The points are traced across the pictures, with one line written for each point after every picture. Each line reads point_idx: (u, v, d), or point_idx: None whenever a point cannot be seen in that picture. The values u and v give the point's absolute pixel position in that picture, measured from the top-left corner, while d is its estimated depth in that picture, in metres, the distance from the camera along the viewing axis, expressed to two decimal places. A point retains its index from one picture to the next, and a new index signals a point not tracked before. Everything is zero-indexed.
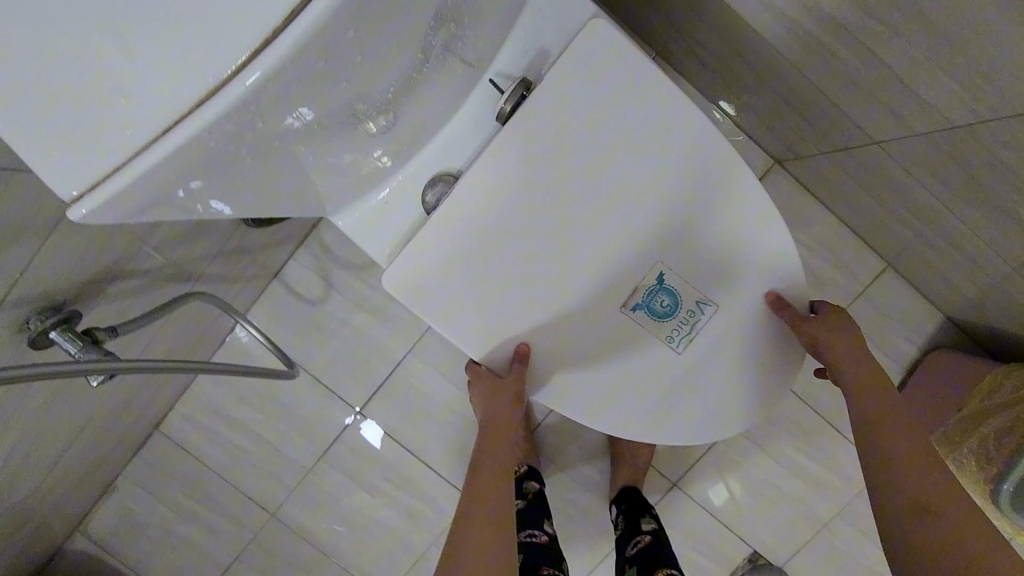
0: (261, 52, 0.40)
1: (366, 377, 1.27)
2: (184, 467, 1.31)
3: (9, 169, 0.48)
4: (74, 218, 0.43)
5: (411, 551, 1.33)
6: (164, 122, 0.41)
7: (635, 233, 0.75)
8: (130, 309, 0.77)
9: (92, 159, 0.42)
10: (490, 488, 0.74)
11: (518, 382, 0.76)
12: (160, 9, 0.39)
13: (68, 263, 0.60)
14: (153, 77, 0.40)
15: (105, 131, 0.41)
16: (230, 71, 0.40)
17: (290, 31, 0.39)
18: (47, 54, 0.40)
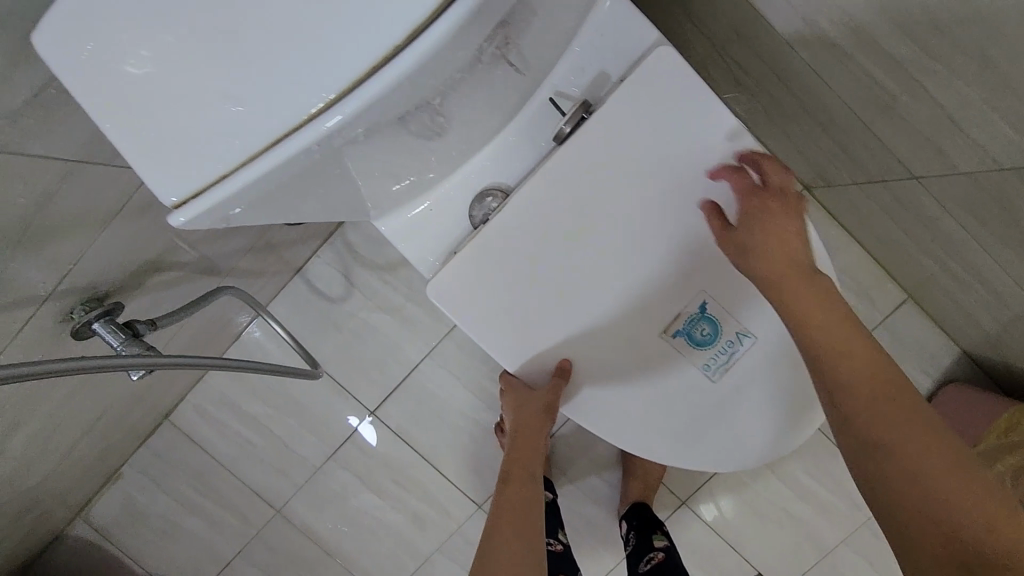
0: (359, 86, 0.45)
1: (381, 377, 1.26)
2: (191, 458, 1.30)
3: (73, 160, 0.50)
4: (175, 221, 0.49)
5: (414, 554, 1.31)
6: (267, 142, 0.46)
7: (678, 256, 0.75)
8: (164, 301, 0.76)
9: (200, 170, 0.47)
10: (519, 499, 0.74)
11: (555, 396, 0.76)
12: (278, 42, 0.44)
13: (115, 255, 0.60)
14: (263, 103, 0.45)
15: (216, 146, 0.47)
16: (328, 102, 0.45)
17: (386, 70, 0.44)
18: (170, 76, 0.45)
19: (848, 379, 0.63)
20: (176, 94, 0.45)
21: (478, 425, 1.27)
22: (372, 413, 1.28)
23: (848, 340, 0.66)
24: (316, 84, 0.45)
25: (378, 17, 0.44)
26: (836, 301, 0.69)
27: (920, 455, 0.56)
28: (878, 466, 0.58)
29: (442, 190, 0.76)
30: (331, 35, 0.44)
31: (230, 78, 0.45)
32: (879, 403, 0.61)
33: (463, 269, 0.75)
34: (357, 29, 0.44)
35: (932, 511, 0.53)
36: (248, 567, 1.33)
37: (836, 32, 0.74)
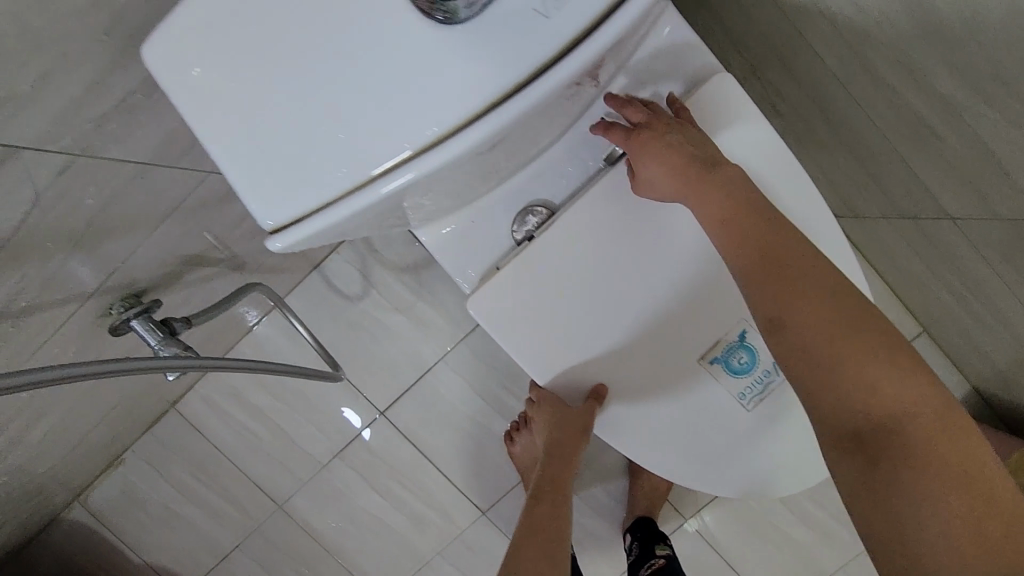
0: (469, 125, 0.45)
1: (392, 378, 1.23)
2: (193, 447, 1.25)
3: (140, 164, 0.51)
4: (271, 246, 0.49)
5: (415, 557, 1.26)
6: (370, 174, 0.47)
7: (721, 282, 0.74)
8: (192, 295, 0.74)
9: (301, 197, 0.47)
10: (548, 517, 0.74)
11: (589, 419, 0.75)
12: (392, 77, 0.45)
13: (156, 252, 0.59)
14: (370, 135, 0.46)
15: (317, 174, 0.47)
16: (435, 139, 0.46)
17: (497, 113, 0.45)
18: (292, 108, 0.46)
19: (751, 272, 0.60)
20: (295, 124, 0.46)
21: (487, 432, 1.24)
22: (382, 414, 1.24)
23: (750, 227, 0.61)
24: (431, 120, 0.45)
25: (495, 59, 0.44)
26: (731, 188, 0.63)
27: (826, 336, 0.55)
28: (789, 354, 0.57)
29: (486, 204, 0.74)
30: (452, 75, 0.45)
31: (349, 111, 0.45)
32: (784, 288, 0.58)
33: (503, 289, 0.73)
34: (471, 71, 0.45)
35: (837, 392, 0.54)
36: (247, 561, 1.28)
37: (889, 71, 0.74)
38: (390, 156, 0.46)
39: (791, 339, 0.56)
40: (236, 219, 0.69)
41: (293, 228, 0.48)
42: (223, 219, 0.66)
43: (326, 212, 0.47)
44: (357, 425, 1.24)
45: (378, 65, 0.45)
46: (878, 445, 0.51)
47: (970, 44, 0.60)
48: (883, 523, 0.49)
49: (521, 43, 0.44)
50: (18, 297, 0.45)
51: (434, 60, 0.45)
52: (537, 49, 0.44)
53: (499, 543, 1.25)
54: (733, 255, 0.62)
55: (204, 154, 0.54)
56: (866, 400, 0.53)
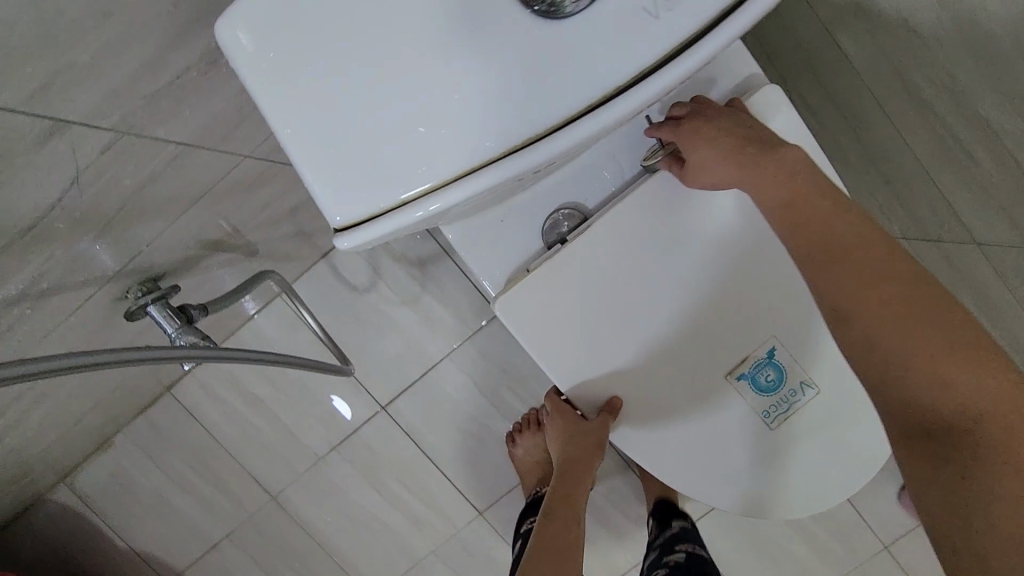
0: (576, 121, 0.40)
1: (397, 374, 1.18)
2: (187, 433, 1.20)
3: (188, 144, 0.44)
4: (337, 245, 0.43)
5: (407, 554, 1.24)
6: (457, 170, 0.40)
7: (762, 293, 0.67)
8: (203, 275, 0.68)
9: (374, 191, 0.41)
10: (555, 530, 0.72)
11: (597, 436, 0.68)
12: (491, 59, 0.39)
13: (178, 237, 0.55)
14: (461, 125, 0.39)
15: (395, 166, 0.40)
16: (537, 134, 0.40)
17: (609, 108, 0.39)
18: (373, 92, 0.39)
19: (811, 262, 0.55)
20: (377, 110, 0.39)
21: (491, 434, 1.19)
22: (383, 408, 1.19)
23: (812, 212, 0.55)
24: (537, 112, 0.39)
25: (611, 47, 0.39)
26: (796, 170, 0.55)
27: (893, 327, 0.49)
28: (853, 348, 0.51)
29: (514, 200, 0.66)
30: (565, 64, 0.39)
31: (442, 98, 0.39)
32: (851, 277, 0.52)
33: (532, 300, 0.65)
34: (584, 60, 0.39)
35: (905, 387, 0.48)
36: (235, 551, 1.24)
37: None
38: (487, 149, 0.40)
39: (855, 331, 0.51)
40: (258, 206, 0.65)
41: (364, 225, 0.41)
42: (242, 201, 0.60)
43: (406, 209, 0.41)
44: (348, 416, 1.20)
45: (478, 48, 0.39)
46: (947, 445, 0.45)
47: None
48: (954, 521, 0.43)
49: (643, 33, 0.39)
50: (38, 278, 0.41)
51: (539, 45, 0.39)
52: (659, 41, 0.39)
53: (494, 544, 1.23)
54: (793, 243, 0.56)
55: (233, 132, 0.48)
56: (939, 398, 0.46)
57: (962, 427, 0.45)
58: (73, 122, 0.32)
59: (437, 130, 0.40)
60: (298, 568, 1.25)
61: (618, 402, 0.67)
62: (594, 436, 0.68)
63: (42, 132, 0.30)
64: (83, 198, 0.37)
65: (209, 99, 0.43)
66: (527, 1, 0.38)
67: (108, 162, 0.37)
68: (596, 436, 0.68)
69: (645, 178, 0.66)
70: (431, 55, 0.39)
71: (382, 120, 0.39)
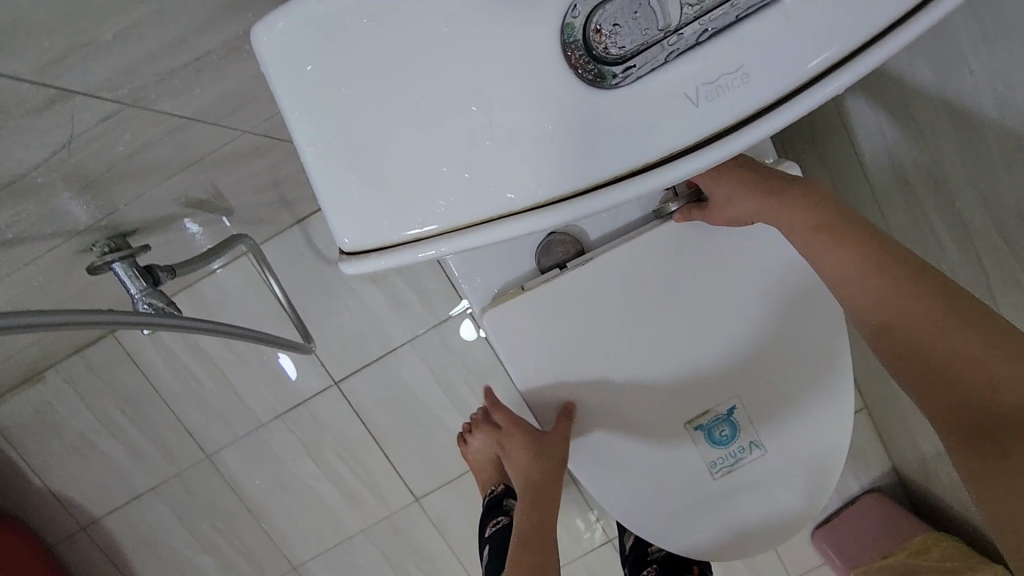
0: (651, 170, 0.33)
1: (355, 350, 1.11)
2: (130, 382, 1.12)
3: (191, 118, 0.42)
4: (345, 268, 0.36)
5: (338, 531, 1.19)
6: (497, 205, 0.33)
7: (736, 347, 0.68)
8: (171, 224, 0.62)
9: (395, 216, 0.34)
10: (528, 558, 0.69)
11: (557, 444, 0.70)
12: (562, 82, 0.31)
13: (159, 195, 0.51)
14: (512, 154, 0.32)
15: (423, 189, 0.33)
16: (604, 177, 0.33)
17: (694, 160, 0.32)
18: (390, 113, 0.32)
19: (851, 271, 0.51)
20: (408, 117, 0.32)
21: (442, 425, 1.14)
22: (336, 383, 1.13)
23: (839, 227, 0.53)
24: (589, 160, 0.32)
25: (714, 86, 0.31)
26: (819, 197, 0.55)
27: (938, 334, 0.46)
28: (898, 362, 0.48)
29: None
30: (623, 116, 0.32)
31: (474, 130, 0.32)
32: (888, 282, 0.49)
33: (517, 318, 0.66)
34: (679, 98, 0.31)
35: (955, 392, 0.45)
36: (160, 506, 1.18)
37: (924, 197, 0.71)
38: (523, 193, 0.33)
39: (901, 342, 0.48)
40: (235, 167, 0.58)
41: (371, 255, 0.35)
42: (223, 160, 0.54)
43: (421, 244, 0.34)
44: (294, 376, 1.13)
45: (519, 83, 0.31)
46: (1008, 443, 0.41)
47: (1002, 177, 0.58)
48: None
49: (723, 89, 0.31)
50: (9, 227, 0.39)
51: (626, 72, 0.31)
52: (741, 99, 0.31)
53: (429, 535, 1.18)
54: (829, 260, 0.52)
55: (228, 99, 0.43)
56: (992, 398, 0.43)
57: (1019, 421, 0.42)
58: (77, 93, 0.32)
59: (463, 165, 0.32)
60: (223, 532, 1.19)
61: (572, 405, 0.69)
62: (555, 446, 0.70)
63: (46, 101, 0.30)
64: (73, 159, 0.36)
65: (221, 77, 0.40)
66: (573, 63, 0.31)
67: (104, 131, 0.36)
68: (557, 443, 0.70)
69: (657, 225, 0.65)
70: (463, 80, 0.31)
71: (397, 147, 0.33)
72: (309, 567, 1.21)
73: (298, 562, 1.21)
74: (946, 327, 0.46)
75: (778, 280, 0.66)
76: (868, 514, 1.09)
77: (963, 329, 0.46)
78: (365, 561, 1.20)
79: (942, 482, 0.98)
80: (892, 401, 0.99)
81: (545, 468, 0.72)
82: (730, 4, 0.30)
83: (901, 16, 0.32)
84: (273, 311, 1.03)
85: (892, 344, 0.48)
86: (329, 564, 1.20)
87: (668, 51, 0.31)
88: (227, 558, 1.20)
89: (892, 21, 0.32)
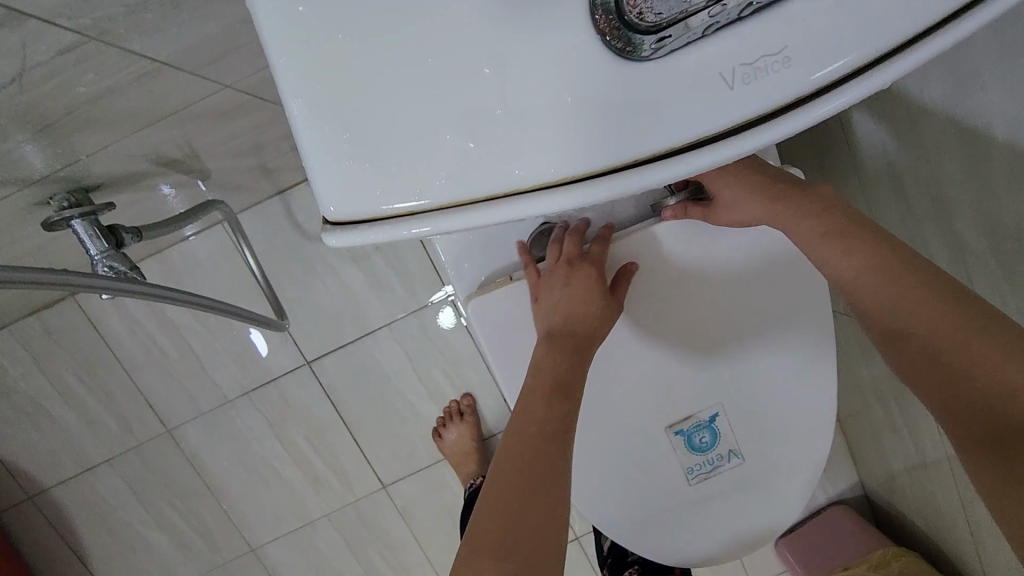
0: (698, 147, 0.28)
1: (328, 330, 1.07)
2: (89, 348, 1.07)
3: (165, 65, 0.38)
4: (327, 240, 0.30)
5: (300, 514, 1.15)
6: (513, 176, 0.28)
7: (725, 354, 0.65)
8: (140, 182, 0.58)
9: (391, 181, 0.29)
10: (559, 410, 0.55)
11: (617, 305, 0.61)
12: (594, 39, 0.27)
13: (125, 148, 0.47)
14: (533, 117, 0.27)
15: (426, 152, 0.28)
16: (641, 153, 0.28)
17: (749, 139, 0.28)
18: (391, 59, 0.27)
19: (862, 277, 0.51)
20: (414, 64, 0.27)
21: (414, 413, 1.11)
22: (307, 363, 1.09)
23: (849, 234, 0.52)
24: (622, 131, 0.28)
25: (773, 56, 0.27)
26: (827, 204, 0.54)
27: (955, 341, 0.44)
28: (912, 371, 0.47)
29: None
30: (654, 92, 0.27)
31: (489, 86, 0.27)
32: (900, 288, 0.48)
33: (503, 309, 0.63)
34: (731, 68, 0.27)
35: (969, 394, 0.43)
36: (114, 478, 1.13)
37: (920, 214, 0.70)
38: (531, 171, 0.28)
39: (915, 350, 0.47)
40: (214, 125, 0.54)
41: (359, 228, 0.29)
42: (198, 115, 0.50)
43: (409, 222, 0.29)
44: (264, 353, 1.08)
45: (538, 43, 0.27)
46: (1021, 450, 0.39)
47: (1004, 200, 0.56)
48: None
49: (763, 73, 0.27)
50: None
51: (672, 33, 0.27)
52: (785, 85, 0.27)
53: (394, 525, 1.15)
54: (841, 267, 0.52)
55: (209, 46, 0.39)
56: (1010, 404, 0.41)
57: None
58: (31, 15, 0.28)
59: (464, 135, 0.28)
60: (179, 509, 1.14)
61: (635, 265, 0.63)
62: (613, 309, 0.61)
63: None
64: (25, 93, 0.32)
65: (202, 20, 0.37)
66: (600, 28, 0.27)
67: (64, 65, 0.32)
68: (616, 310, 0.61)
69: (648, 226, 0.63)
70: (472, 37, 0.27)
71: (388, 108, 0.28)
72: (267, 551, 1.17)
73: (257, 545, 1.17)
74: (963, 335, 0.44)
75: (771, 288, 0.64)
76: (832, 528, 1.09)
77: (980, 335, 0.44)
78: (326, 548, 1.16)
79: (908, 499, 0.98)
80: (867, 416, 0.99)
81: (599, 323, 0.60)
82: None
83: (966, 7, 0.28)
84: (245, 284, 0.98)
85: (905, 355, 0.47)
86: (289, 548, 1.17)
87: (709, 23, 0.27)
88: (183, 536, 1.16)
89: (955, 11, 0.28)
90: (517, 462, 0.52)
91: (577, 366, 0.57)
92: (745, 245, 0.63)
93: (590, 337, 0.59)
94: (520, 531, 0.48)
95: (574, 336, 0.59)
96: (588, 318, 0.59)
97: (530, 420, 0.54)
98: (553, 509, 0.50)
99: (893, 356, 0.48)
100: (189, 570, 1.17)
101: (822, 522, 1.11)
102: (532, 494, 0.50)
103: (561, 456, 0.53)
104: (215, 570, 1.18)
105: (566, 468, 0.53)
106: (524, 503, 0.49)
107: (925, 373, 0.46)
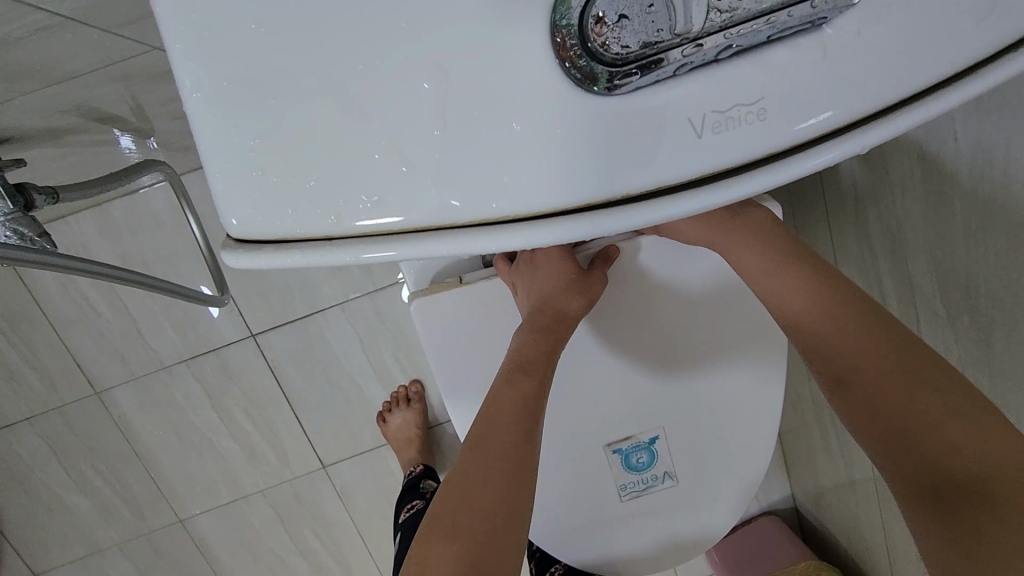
0: (654, 198, 0.26)
1: (276, 304, 0.99)
2: (13, 298, 0.94)
3: (61, 8, 0.33)
4: (230, 259, 0.27)
5: (233, 488, 1.09)
6: (447, 213, 0.26)
7: (669, 379, 0.65)
8: (65, 138, 0.52)
9: (304, 204, 0.26)
10: (524, 389, 0.52)
11: (594, 284, 0.58)
12: (549, 66, 0.24)
13: (34, 100, 0.41)
14: (474, 149, 0.25)
15: (350, 177, 0.25)
16: (589, 201, 0.26)
17: (708, 194, 0.26)
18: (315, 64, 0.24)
19: (805, 313, 0.50)
20: (343, 74, 0.24)
21: (361, 396, 1.06)
22: (253, 335, 1.00)
23: (796, 272, 0.51)
24: (572, 175, 0.25)
25: (744, 111, 0.25)
26: (773, 239, 0.53)
27: (897, 391, 0.44)
28: (855, 416, 0.46)
29: None
30: (613, 134, 0.25)
31: (427, 106, 0.24)
32: (846, 332, 0.47)
33: (451, 309, 0.61)
34: (696, 122, 0.25)
35: (913, 450, 0.42)
36: (34, 440, 1.02)
37: (873, 252, 0.70)
38: (471, 206, 0.26)
39: (856, 396, 0.46)
40: (145, 78, 0.47)
41: (264, 251, 0.26)
42: (123, 67, 0.43)
43: (330, 247, 0.26)
44: (214, 314, 0.98)
45: (485, 64, 0.24)
46: (963, 503, 0.39)
47: (959, 250, 0.57)
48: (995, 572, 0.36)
49: (735, 123, 0.25)
50: None
51: (637, 71, 0.24)
52: (755, 141, 0.25)
53: (330, 505, 1.12)
54: (786, 303, 0.51)
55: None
56: (952, 460, 0.40)
57: (972, 484, 0.39)
58: None
59: (397, 157, 0.25)
60: (104, 475, 1.06)
61: (616, 249, 0.60)
62: (591, 284, 0.58)
63: None
64: None
65: None
66: (560, 53, 0.24)
67: None
68: (594, 283, 0.58)
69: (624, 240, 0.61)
70: (413, 49, 0.23)
71: (311, 119, 0.24)
72: (196, 523, 1.11)
73: (185, 516, 1.11)
74: (906, 389, 0.44)
75: (727, 324, 0.63)
76: (763, 536, 1.12)
77: (923, 392, 0.43)
78: (261, 524, 1.12)
79: (834, 515, 1.01)
80: (805, 435, 1.01)
81: (573, 301, 0.57)
82: (767, 19, 0.24)
83: (953, 80, 0.27)
84: (184, 248, 0.91)
85: (851, 399, 0.46)
86: (219, 520, 1.11)
87: (682, 62, 0.24)
88: (107, 503, 1.08)
89: (939, 80, 0.26)
90: (475, 446, 0.49)
91: (544, 346, 0.55)
92: (709, 276, 0.62)
93: (561, 315, 0.57)
94: (474, 514, 0.45)
95: (543, 315, 0.56)
96: (559, 296, 0.56)
97: (493, 405, 0.51)
98: (518, 491, 0.47)
99: (839, 399, 0.47)
100: (113, 535, 1.10)
101: (752, 530, 1.13)
102: (490, 481, 0.46)
103: (527, 440, 0.49)
104: (138, 540, 1.11)
105: (533, 444, 0.50)
106: (478, 486, 0.46)
107: (868, 418, 0.45)
